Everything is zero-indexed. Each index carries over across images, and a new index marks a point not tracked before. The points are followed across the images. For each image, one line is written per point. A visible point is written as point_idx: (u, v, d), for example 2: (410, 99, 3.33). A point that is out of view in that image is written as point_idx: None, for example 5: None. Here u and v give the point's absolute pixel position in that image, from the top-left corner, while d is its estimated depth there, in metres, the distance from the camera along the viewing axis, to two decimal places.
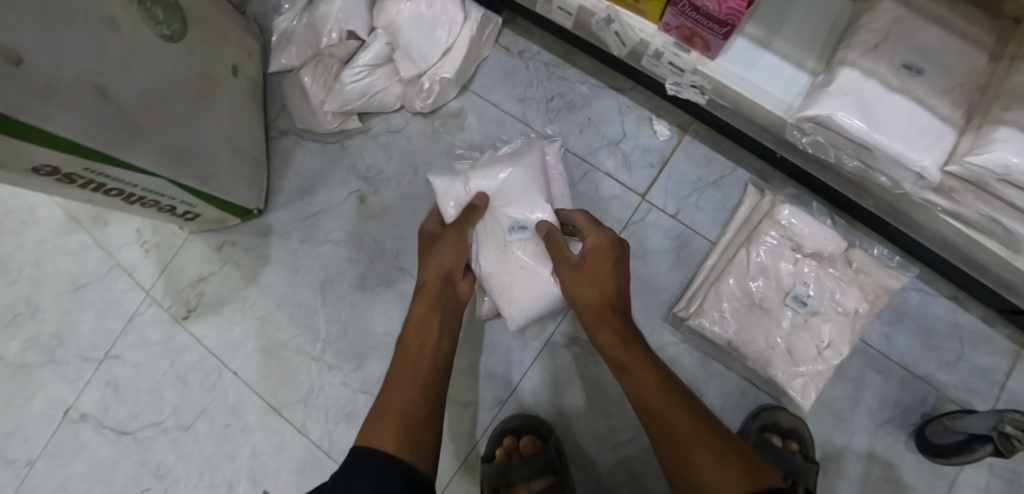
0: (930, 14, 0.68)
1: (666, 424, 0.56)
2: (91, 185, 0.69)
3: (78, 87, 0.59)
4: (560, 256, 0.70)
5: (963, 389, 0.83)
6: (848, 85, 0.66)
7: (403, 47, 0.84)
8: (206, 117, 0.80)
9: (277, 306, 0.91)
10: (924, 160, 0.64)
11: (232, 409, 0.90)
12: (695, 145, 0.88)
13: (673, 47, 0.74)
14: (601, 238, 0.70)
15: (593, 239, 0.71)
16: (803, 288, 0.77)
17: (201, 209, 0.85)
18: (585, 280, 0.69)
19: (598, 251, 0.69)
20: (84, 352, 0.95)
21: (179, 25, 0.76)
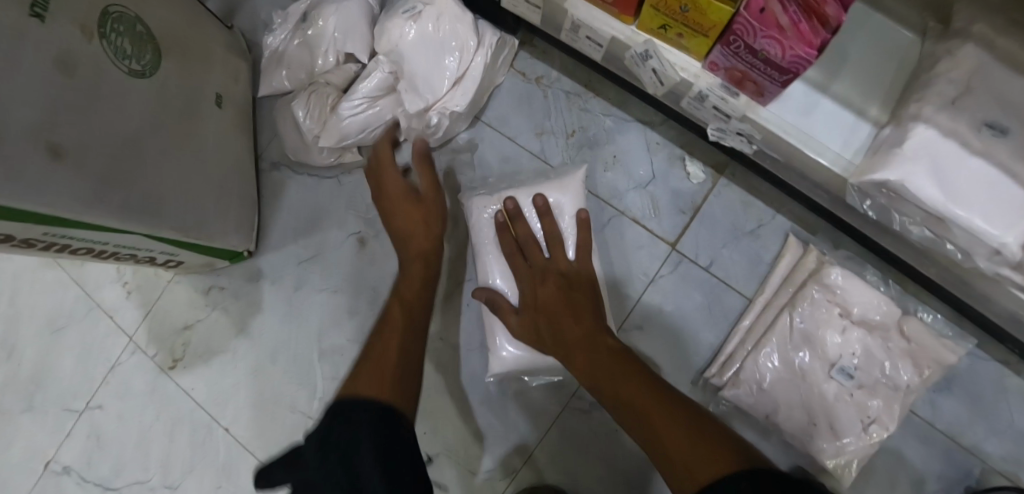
0: (1017, 63, 0.59)
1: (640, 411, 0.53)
2: (54, 247, 0.61)
3: (28, 148, 0.50)
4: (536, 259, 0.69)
5: (1013, 461, 0.77)
6: (919, 147, 0.58)
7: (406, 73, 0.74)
8: (186, 160, 0.71)
9: (270, 357, 0.84)
10: (1005, 236, 0.56)
11: (223, 469, 0.83)
12: (731, 189, 0.79)
13: (720, 90, 0.64)
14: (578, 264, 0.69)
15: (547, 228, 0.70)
16: (851, 359, 0.70)
17: (184, 257, 0.76)
18: (563, 287, 0.67)
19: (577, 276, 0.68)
20: (61, 401, 0.88)
21: (151, 55, 0.66)
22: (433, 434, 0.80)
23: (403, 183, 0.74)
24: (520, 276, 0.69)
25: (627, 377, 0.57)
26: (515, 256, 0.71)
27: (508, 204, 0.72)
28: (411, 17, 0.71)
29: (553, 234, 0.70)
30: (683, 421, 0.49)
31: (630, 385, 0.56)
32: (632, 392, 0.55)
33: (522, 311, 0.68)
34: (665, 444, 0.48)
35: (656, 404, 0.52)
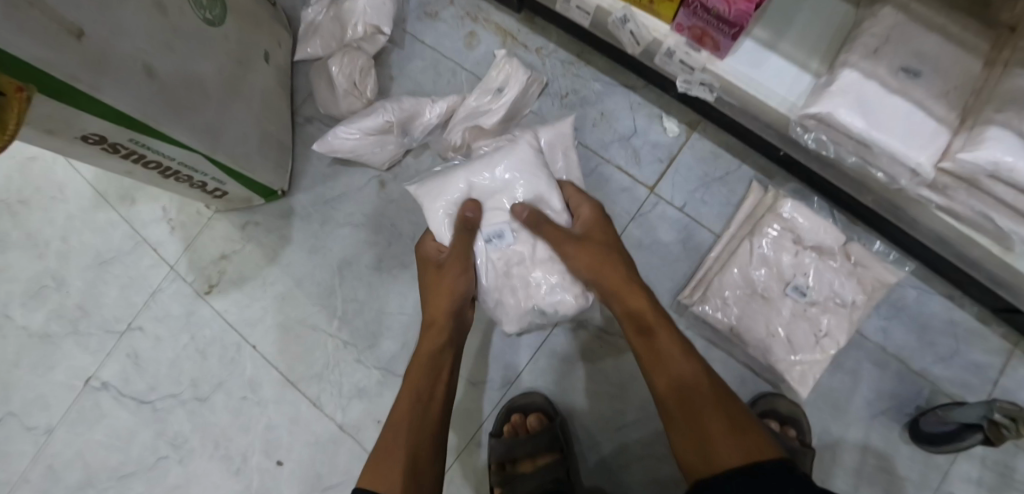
0: (927, 21, 0.72)
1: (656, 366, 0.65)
2: (133, 156, 0.73)
3: (128, 63, 0.64)
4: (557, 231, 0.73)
5: (956, 383, 0.87)
6: (849, 85, 0.71)
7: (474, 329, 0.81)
8: (238, 101, 0.84)
9: (295, 284, 0.95)
10: (919, 157, 0.68)
11: (249, 383, 0.93)
12: (703, 141, 0.92)
13: (685, 47, 0.78)
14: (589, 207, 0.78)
15: (588, 210, 0.78)
16: (803, 279, 0.81)
17: (230, 187, 0.89)
18: (600, 261, 0.72)
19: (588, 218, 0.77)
20: (105, 325, 0.99)
21: (219, 11, 0.81)
22: None
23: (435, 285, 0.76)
24: (566, 246, 0.72)
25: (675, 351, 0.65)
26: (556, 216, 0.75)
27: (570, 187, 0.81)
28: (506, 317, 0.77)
29: (593, 209, 0.78)
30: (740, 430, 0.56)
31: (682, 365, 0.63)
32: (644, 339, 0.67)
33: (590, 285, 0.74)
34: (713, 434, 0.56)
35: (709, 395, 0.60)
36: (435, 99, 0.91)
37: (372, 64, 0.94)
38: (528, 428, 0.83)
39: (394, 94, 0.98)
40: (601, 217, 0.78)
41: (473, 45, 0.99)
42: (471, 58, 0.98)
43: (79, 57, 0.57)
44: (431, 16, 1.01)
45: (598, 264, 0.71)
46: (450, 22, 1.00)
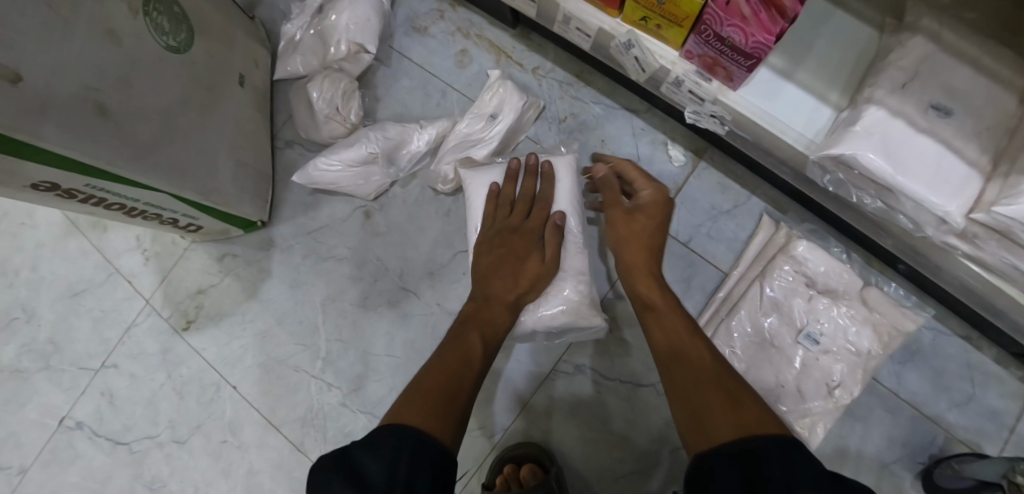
0: (960, 52, 0.66)
1: (686, 363, 0.58)
2: (91, 200, 0.67)
3: (76, 104, 0.57)
4: (613, 200, 0.76)
5: (973, 430, 0.82)
6: (874, 124, 0.65)
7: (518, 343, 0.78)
8: (209, 131, 0.78)
9: (277, 321, 0.90)
10: (948, 206, 0.62)
11: (229, 425, 0.88)
12: (710, 171, 0.86)
13: (694, 76, 0.71)
14: (655, 192, 0.74)
15: (648, 194, 0.74)
16: (816, 325, 0.76)
17: (203, 221, 0.83)
18: (630, 237, 0.72)
19: (651, 202, 0.73)
20: (78, 361, 0.94)
21: (184, 34, 0.74)
22: None
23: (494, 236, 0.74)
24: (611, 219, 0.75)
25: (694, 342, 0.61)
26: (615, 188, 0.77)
27: (633, 167, 0.77)
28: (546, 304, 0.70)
29: (654, 192, 0.74)
30: (737, 407, 0.50)
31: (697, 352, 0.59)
32: (674, 334, 0.62)
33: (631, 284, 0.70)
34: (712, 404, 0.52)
35: (714, 375, 0.56)
36: (423, 125, 0.85)
37: (355, 86, 0.88)
38: (521, 481, 0.78)
39: (380, 117, 0.91)
40: (662, 201, 0.74)
41: (465, 63, 0.92)
42: (463, 78, 0.92)
43: (16, 105, 0.51)
44: (420, 31, 0.94)
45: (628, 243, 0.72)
46: (441, 38, 0.93)
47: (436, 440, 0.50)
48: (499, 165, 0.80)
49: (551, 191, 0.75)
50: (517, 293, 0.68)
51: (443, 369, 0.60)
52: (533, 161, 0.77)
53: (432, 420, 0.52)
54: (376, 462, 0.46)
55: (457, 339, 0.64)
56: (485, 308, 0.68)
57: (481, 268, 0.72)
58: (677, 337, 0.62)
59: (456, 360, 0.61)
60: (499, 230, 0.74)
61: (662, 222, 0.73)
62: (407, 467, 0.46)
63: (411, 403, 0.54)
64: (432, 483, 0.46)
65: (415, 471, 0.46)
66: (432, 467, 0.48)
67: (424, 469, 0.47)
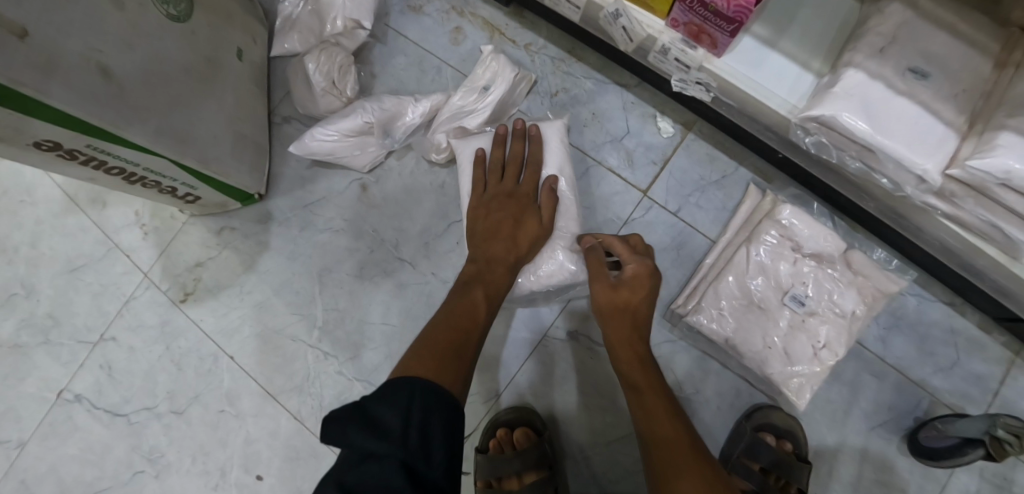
0: (935, 18, 0.68)
1: (670, 458, 0.55)
2: (93, 163, 0.69)
3: (79, 64, 0.59)
4: (598, 273, 0.70)
5: (957, 394, 0.84)
6: (853, 86, 0.67)
7: (514, 302, 0.81)
8: (208, 101, 0.79)
9: (274, 292, 0.91)
10: (926, 164, 0.64)
11: (226, 396, 0.89)
12: (698, 143, 0.88)
13: (681, 44, 0.73)
14: (640, 266, 0.69)
15: (633, 268, 0.69)
16: (802, 287, 0.78)
17: (202, 192, 0.84)
18: (622, 319, 0.68)
19: (638, 279, 0.69)
20: (77, 335, 0.95)
21: (185, 6, 0.76)
22: None
23: (486, 203, 0.76)
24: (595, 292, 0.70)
25: (663, 409, 0.61)
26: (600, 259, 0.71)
27: (619, 242, 0.73)
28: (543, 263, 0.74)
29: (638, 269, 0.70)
30: None
31: (672, 428, 0.58)
32: (659, 424, 0.59)
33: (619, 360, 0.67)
34: (671, 484, 0.53)
35: (696, 477, 0.52)
36: (418, 97, 0.87)
37: (351, 61, 0.90)
38: (514, 444, 0.80)
39: (376, 93, 0.93)
40: (647, 274, 0.69)
41: (460, 41, 0.94)
42: (457, 54, 0.94)
43: (22, 59, 0.52)
44: (415, 10, 0.96)
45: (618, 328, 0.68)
46: (435, 16, 0.95)
47: (447, 389, 0.53)
48: (490, 134, 0.82)
49: (540, 155, 0.79)
50: (518, 253, 0.71)
51: (448, 328, 0.61)
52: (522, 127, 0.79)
53: (444, 368, 0.55)
54: (392, 411, 0.47)
55: (461, 297, 0.66)
56: (484, 267, 0.70)
57: (478, 232, 0.74)
58: (663, 426, 0.59)
59: (459, 319, 0.63)
60: (494, 196, 0.76)
61: (650, 299, 0.69)
62: (420, 419, 0.48)
63: (421, 359, 0.55)
64: (444, 431, 0.49)
65: (428, 422, 0.48)
66: (442, 412, 0.50)
67: (436, 415, 0.49)
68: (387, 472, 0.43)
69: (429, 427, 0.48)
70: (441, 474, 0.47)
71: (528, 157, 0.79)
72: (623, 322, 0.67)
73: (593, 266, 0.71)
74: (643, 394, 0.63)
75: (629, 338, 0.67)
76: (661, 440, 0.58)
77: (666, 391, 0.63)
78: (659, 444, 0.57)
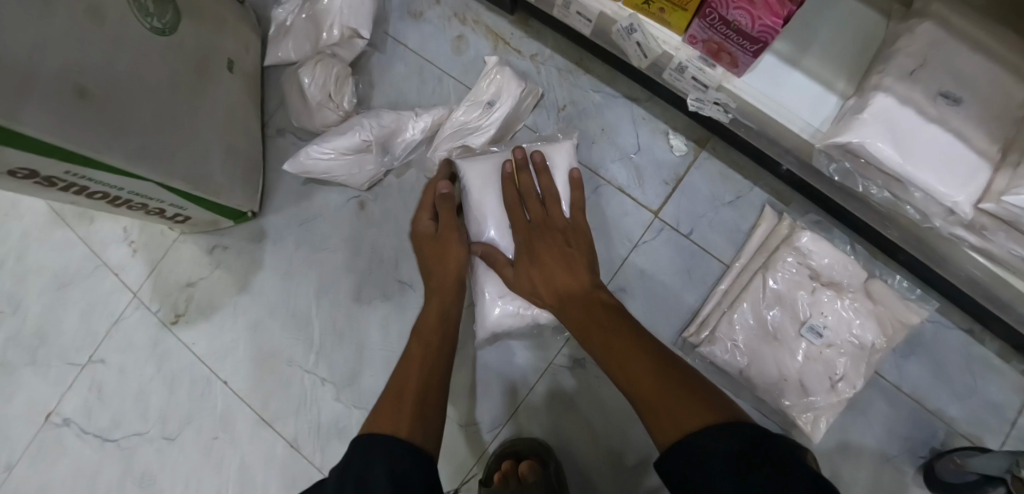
0: (970, 38, 0.64)
1: (625, 364, 0.55)
2: (73, 189, 0.65)
3: (56, 86, 0.55)
4: (517, 220, 0.71)
5: (975, 424, 0.81)
6: (881, 112, 0.63)
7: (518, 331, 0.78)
8: (198, 117, 0.75)
9: (269, 313, 0.88)
10: (957, 196, 0.61)
11: (220, 421, 0.86)
12: (712, 161, 0.84)
13: (699, 62, 0.69)
14: (553, 206, 0.72)
15: (551, 206, 0.72)
16: (820, 318, 0.75)
17: (191, 212, 0.80)
18: (551, 261, 0.67)
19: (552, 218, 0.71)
20: (65, 355, 0.91)
21: (171, 16, 0.71)
22: None
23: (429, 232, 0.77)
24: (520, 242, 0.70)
25: (609, 324, 0.60)
26: (536, 202, 0.72)
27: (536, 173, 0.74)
28: (513, 300, 0.74)
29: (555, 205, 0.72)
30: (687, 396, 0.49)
31: (622, 340, 0.58)
32: (609, 337, 0.59)
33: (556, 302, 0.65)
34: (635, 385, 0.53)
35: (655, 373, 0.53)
36: (418, 112, 0.82)
37: (349, 72, 0.85)
38: (519, 476, 0.76)
39: (374, 105, 0.89)
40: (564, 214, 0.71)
41: (462, 50, 0.90)
42: (459, 64, 0.89)
43: None
44: (415, 16, 0.91)
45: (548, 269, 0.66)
46: (436, 23, 0.91)
47: (393, 434, 0.50)
48: (495, 155, 0.78)
49: (535, 185, 0.74)
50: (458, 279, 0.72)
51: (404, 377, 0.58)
52: (522, 158, 0.73)
53: (395, 411, 0.53)
54: (335, 472, 0.47)
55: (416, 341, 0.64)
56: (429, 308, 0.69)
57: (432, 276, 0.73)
58: (612, 339, 0.58)
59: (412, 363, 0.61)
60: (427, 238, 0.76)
61: (575, 239, 0.69)
62: (362, 469, 0.46)
63: (376, 414, 0.54)
64: (388, 476, 0.45)
65: (370, 469, 0.46)
66: (392, 454, 0.48)
67: (383, 461, 0.47)
68: None
69: (372, 474, 0.45)
70: None
71: (522, 192, 0.73)
72: (553, 265, 0.66)
73: (512, 208, 0.72)
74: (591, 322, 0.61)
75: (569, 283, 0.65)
76: (617, 351, 0.57)
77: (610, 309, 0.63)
78: (616, 359, 0.57)
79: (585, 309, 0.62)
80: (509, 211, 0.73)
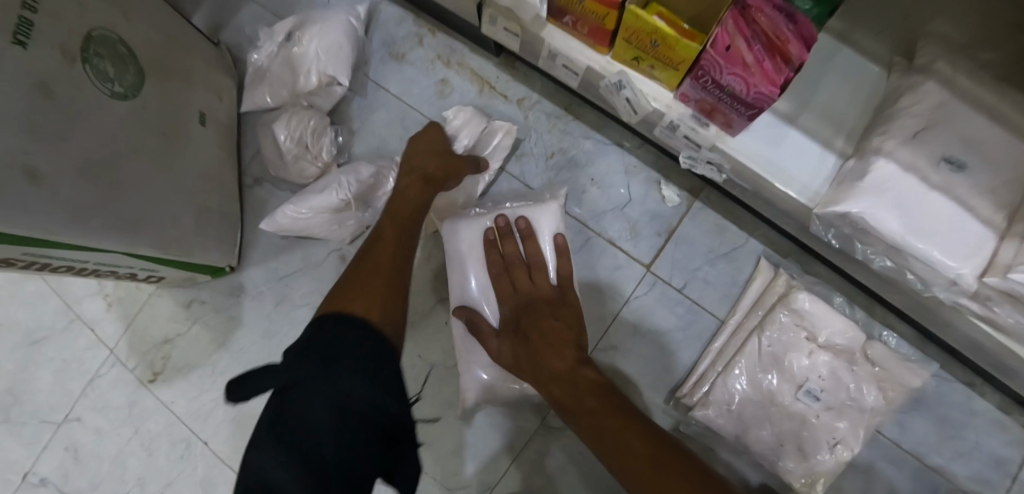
0: (976, 99, 0.62)
1: (627, 456, 0.53)
2: (34, 266, 0.61)
3: (9, 173, 0.51)
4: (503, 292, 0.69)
5: (977, 481, 0.79)
6: (883, 180, 0.60)
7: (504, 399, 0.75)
8: (165, 178, 0.72)
9: (249, 372, 0.85)
10: (961, 268, 0.58)
11: (200, 484, 0.84)
12: (706, 212, 0.81)
13: (691, 120, 0.66)
14: (542, 279, 0.69)
15: (540, 278, 0.69)
16: (817, 381, 0.73)
17: (165, 272, 0.77)
18: (540, 337, 0.63)
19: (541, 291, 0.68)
20: (41, 414, 0.88)
21: (131, 78, 0.67)
22: None
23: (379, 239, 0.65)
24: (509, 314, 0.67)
25: (605, 410, 0.57)
26: (527, 272, 0.69)
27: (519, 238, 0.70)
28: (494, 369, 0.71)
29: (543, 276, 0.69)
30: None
31: (620, 426, 0.55)
32: (609, 423, 0.56)
33: (548, 385, 0.61)
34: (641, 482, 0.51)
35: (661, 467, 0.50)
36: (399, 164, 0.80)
37: (326, 123, 0.81)
38: None
39: (356, 152, 0.86)
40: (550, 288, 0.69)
41: (446, 94, 0.86)
42: (443, 109, 0.86)
43: None
44: (397, 58, 0.87)
45: (539, 347, 0.62)
46: (419, 65, 0.87)
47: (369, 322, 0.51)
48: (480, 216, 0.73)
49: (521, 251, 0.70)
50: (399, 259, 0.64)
51: (366, 289, 0.57)
52: (505, 226, 0.70)
53: (367, 307, 0.53)
54: (304, 345, 0.47)
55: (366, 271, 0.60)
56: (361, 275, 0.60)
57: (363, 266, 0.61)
58: (613, 427, 0.55)
59: (365, 281, 0.58)
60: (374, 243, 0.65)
61: (565, 310, 0.67)
62: (330, 353, 0.46)
63: (348, 301, 0.54)
64: (361, 370, 0.45)
65: (340, 352, 0.46)
66: (360, 348, 0.47)
67: (353, 353, 0.46)
68: (299, 402, 0.42)
69: (341, 356, 0.45)
70: (360, 399, 0.43)
71: (506, 261, 0.70)
72: (545, 341, 0.63)
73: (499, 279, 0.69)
74: (588, 406, 0.58)
75: (562, 361, 0.61)
76: (619, 440, 0.54)
77: (605, 390, 0.60)
78: (618, 448, 0.54)
79: (581, 392, 0.59)
80: (494, 280, 0.70)
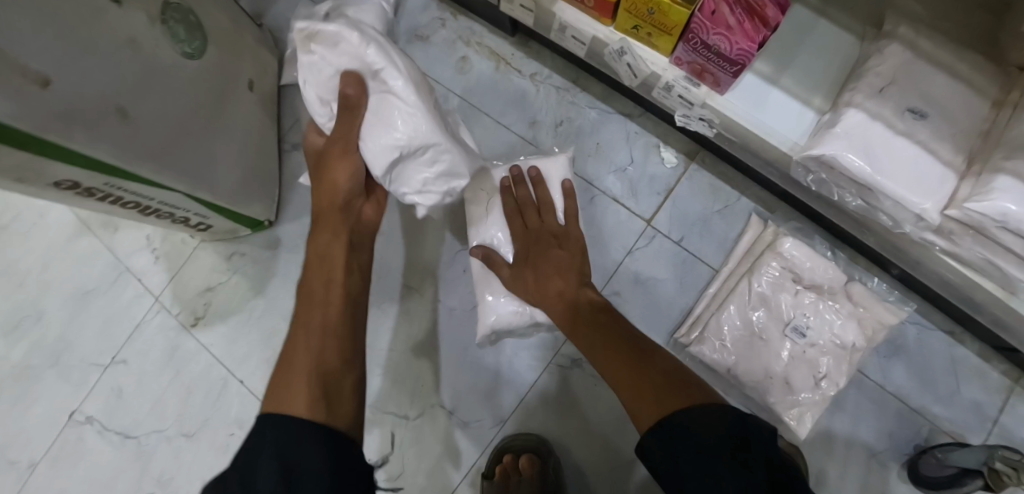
0: (936, 59, 0.70)
1: (612, 361, 0.59)
2: (109, 199, 0.70)
3: (99, 108, 0.60)
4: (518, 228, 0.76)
5: (958, 423, 0.85)
6: (853, 126, 0.68)
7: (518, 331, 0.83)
8: (221, 135, 0.81)
9: (284, 318, 0.93)
10: (924, 204, 0.66)
11: (235, 420, 0.91)
12: (701, 173, 0.90)
13: (684, 81, 0.75)
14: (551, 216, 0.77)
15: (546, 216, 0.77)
16: (803, 318, 0.80)
17: (214, 221, 0.86)
18: (545, 267, 0.71)
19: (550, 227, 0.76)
20: (89, 358, 0.96)
21: (200, 43, 0.78)
22: (430, 390, 0.87)
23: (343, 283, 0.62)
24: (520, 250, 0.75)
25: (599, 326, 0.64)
26: (538, 213, 0.77)
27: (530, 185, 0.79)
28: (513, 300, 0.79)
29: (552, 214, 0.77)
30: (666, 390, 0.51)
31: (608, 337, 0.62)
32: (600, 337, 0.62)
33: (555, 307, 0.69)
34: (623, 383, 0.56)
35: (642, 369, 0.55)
36: None
37: None
38: (520, 470, 0.80)
39: None
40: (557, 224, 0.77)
41: (466, 70, 0.96)
42: (464, 83, 0.95)
43: (45, 108, 0.54)
44: (422, 38, 0.98)
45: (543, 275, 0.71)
46: (442, 45, 0.97)
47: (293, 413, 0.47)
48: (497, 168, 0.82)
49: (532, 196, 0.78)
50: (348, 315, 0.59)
51: (304, 361, 0.53)
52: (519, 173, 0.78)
53: (293, 392, 0.50)
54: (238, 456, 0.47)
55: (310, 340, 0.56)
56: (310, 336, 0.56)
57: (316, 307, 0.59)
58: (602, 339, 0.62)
59: (299, 357, 0.54)
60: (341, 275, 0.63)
61: (565, 243, 0.74)
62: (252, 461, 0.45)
63: (278, 390, 0.51)
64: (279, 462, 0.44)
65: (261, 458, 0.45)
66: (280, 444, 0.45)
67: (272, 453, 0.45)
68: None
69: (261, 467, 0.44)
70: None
71: (519, 202, 0.78)
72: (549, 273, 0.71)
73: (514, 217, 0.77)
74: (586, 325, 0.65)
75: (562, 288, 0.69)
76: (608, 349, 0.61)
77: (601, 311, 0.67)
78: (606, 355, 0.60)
79: (579, 313, 0.67)
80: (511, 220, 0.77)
